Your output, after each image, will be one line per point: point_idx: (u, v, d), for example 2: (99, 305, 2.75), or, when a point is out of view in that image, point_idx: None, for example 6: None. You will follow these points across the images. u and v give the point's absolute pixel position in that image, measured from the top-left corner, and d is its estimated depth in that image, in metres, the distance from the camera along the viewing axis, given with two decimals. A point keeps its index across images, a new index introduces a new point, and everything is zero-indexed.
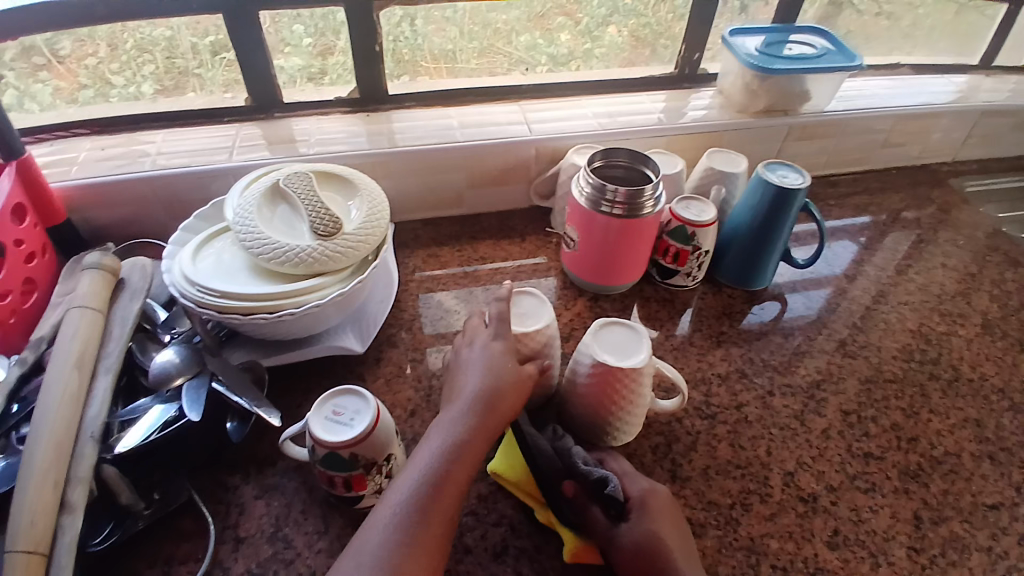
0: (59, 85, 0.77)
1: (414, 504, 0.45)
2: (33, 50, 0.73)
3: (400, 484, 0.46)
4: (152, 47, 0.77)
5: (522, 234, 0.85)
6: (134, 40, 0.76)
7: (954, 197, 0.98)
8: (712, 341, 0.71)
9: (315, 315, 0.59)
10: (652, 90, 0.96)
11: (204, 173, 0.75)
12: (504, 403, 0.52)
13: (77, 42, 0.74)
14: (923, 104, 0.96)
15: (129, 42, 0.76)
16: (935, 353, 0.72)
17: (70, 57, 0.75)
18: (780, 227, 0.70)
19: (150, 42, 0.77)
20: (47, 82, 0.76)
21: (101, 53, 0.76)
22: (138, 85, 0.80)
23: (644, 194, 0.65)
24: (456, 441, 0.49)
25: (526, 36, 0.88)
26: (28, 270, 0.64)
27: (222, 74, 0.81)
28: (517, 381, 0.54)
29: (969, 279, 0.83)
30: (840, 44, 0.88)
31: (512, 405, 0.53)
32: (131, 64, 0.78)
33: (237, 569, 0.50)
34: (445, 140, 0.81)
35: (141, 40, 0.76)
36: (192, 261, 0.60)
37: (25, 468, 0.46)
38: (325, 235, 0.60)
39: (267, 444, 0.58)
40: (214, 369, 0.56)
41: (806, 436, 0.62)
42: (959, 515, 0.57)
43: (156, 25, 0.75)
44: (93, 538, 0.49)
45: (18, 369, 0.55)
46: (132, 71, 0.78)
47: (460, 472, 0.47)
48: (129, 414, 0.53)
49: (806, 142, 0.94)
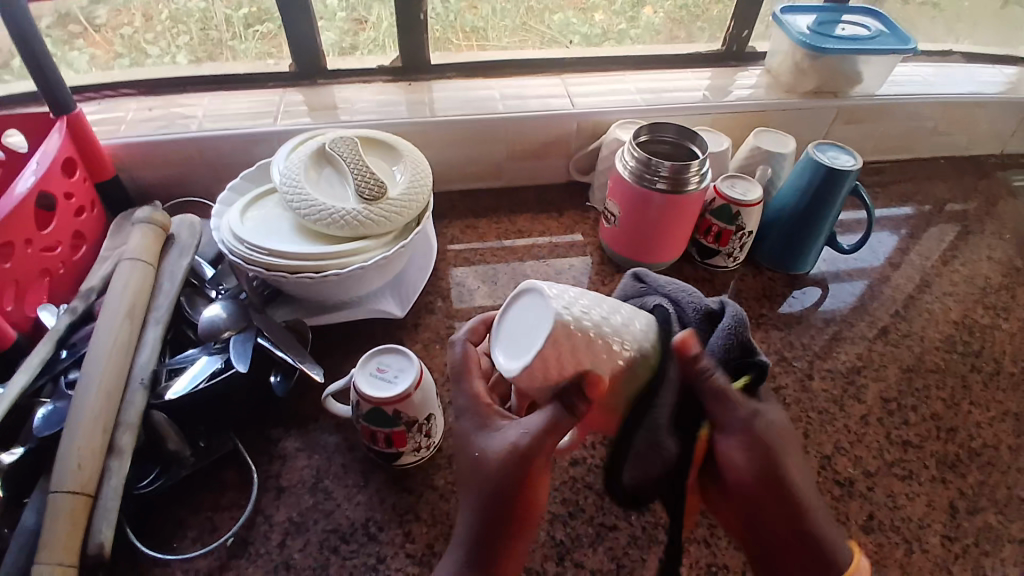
0: (95, 53, 0.80)
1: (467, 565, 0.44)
2: (69, 18, 0.77)
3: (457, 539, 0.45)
4: (187, 19, 0.80)
5: (559, 209, 0.84)
6: (169, 11, 0.79)
7: (1002, 189, 0.95)
8: (750, 322, 0.70)
9: (357, 277, 0.60)
10: (697, 68, 0.94)
11: (250, 136, 0.76)
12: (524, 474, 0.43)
13: (113, 11, 0.78)
14: (974, 93, 0.93)
15: (164, 13, 0.79)
16: (978, 346, 0.70)
17: (105, 26, 0.78)
18: (826, 209, 0.69)
19: (184, 13, 0.80)
20: (83, 50, 0.79)
21: (137, 23, 0.79)
22: (172, 55, 0.82)
23: (690, 168, 0.64)
24: (487, 512, 0.44)
25: (560, 15, 0.87)
26: (76, 223, 0.66)
27: (255, 47, 0.83)
28: (515, 448, 0.42)
29: (1015, 273, 0.80)
30: (894, 26, 0.85)
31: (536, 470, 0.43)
32: (166, 35, 0.80)
33: (278, 517, 0.52)
34: (485, 111, 0.80)
35: (175, 11, 0.79)
36: (240, 219, 0.61)
37: (76, 411, 0.48)
38: (371, 199, 0.60)
39: (308, 401, 0.60)
40: (260, 325, 0.57)
41: (844, 421, 0.61)
42: (995, 506, 0.56)
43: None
44: (140, 481, 0.51)
45: (68, 317, 0.56)
46: (167, 41, 0.81)
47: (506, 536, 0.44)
48: (178, 363, 0.55)
49: (853, 127, 0.91)
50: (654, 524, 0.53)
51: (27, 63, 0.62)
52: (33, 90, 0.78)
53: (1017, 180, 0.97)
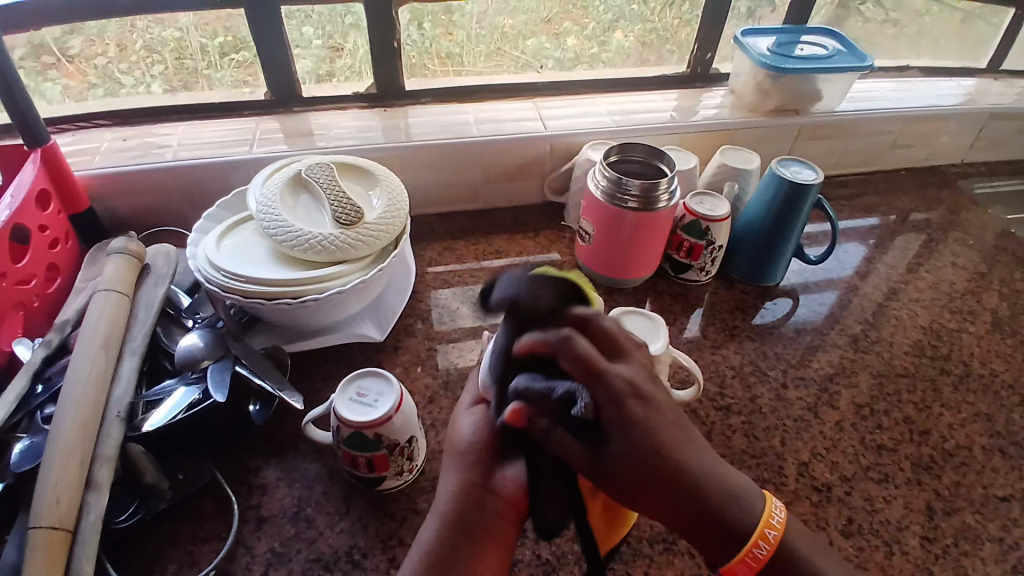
0: (69, 84, 0.79)
1: (435, 541, 0.44)
2: (43, 48, 0.75)
3: (428, 520, 0.46)
4: (161, 48, 0.80)
5: (537, 229, 0.86)
6: (144, 41, 0.79)
7: (963, 198, 0.98)
8: (725, 334, 0.72)
9: (336, 301, 0.60)
10: (665, 89, 0.97)
11: (226, 165, 0.76)
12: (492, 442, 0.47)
13: (86, 42, 0.77)
14: (931, 106, 0.97)
15: (139, 43, 0.79)
16: (946, 349, 0.72)
17: (78, 57, 0.78)
18: (792, 223, 0.71)
19: (159, 43, 0.79)
20: (56, 81, 0.79)
21: (110, 53, 0.79)
22: (147, 84, 0.83)
23: (660, 187, 0.66)
24: (463, 483, 0.46)
25: (533, 41, 0.90)
26: (51, 255, 0.65)
27: (231, 75, 0.83)
28: (480, 423, 0.48)
29: (978, 278, 0.83)
30: (851, 45, 0.89)
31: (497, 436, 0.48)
32: (140, 64, 0.80)
33: (259, 547, 0.51)
34: (461, 135, 0.82)
35: (149, 40, 0.79)
36: (217, 247, 0.61)
37: (51, 446, 0.47)
38: (348, 224, 0.61)
39: (288, 428, 0.59)
40: (238, 353, 0.57)
41: (820, 428, 0.63)
42: (970, 506, 0.58)
43: (165, 25, 0.78)
44: (120, 515, 0.50)
45: (41, 351, 0.55)
46: (141, 71, 0.81)
47: (484, 509, 0.45)
48: (155, 395, 0.54)
49: (818, 142, 0.95)
50: (638, 538, 0.53)
51: (3, 99, 0.62)
52: (5, 123, 0.78)
53: (977, 189, 1.01)
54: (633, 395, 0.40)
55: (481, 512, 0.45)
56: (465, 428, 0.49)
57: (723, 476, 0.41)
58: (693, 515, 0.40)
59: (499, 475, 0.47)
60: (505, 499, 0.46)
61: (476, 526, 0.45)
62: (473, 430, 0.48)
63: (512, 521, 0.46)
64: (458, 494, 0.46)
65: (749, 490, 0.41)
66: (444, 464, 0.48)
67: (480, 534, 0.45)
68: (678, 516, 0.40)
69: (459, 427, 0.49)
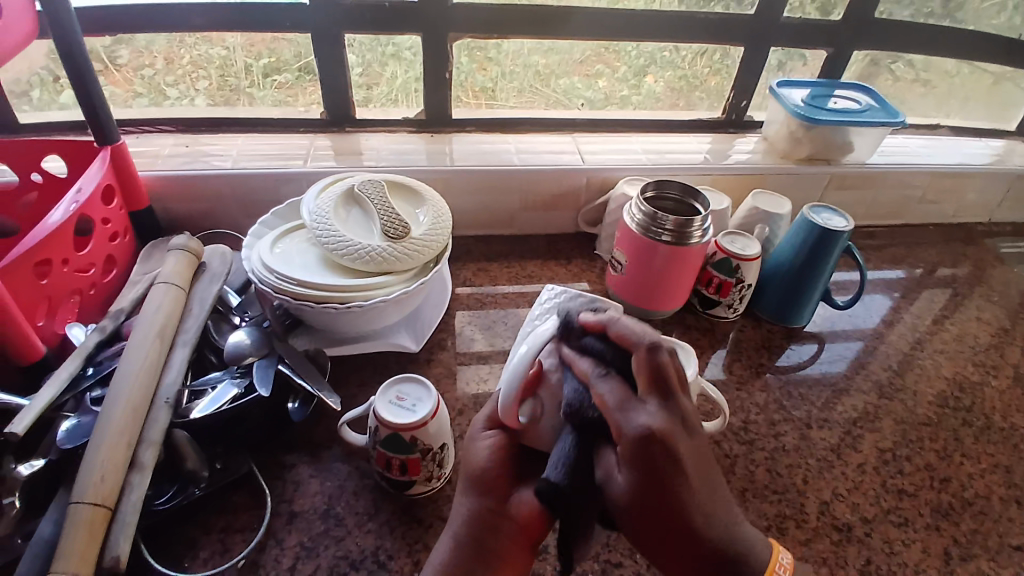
0: (115, 91, 0.84)
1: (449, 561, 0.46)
2: (91, 56, 0.80)
3: (443, 538, 0.48)
4: (208, 65, 0.85)
5: (568, 257, 0.89)
6: (191, 57, 0.83)
7: (989, 255, 1.00)
8: (751, 371, 0.73)
9: (378, 309, 0.63)
10: (698, 133, 1.00)
11: (279, 176, 0.80)
12: (498, 477, 0.48)
13: (136, 53, 0.82)
14: (960, 164, 1.00)
15: (187, 58, 0.84)
16: (969, 401, 0.73)
17: (127, 66, 0.82)
18: (819, 267, 0.73)
19: (206, 60, 0.84)
20: (105, 87, 0.83)
21: (159, 66, 0.83)
22: (192, 97, 0.87)
23: (693, 224, 0.68)
24: (474, 484, 0.48)
25: (566, 80, 0.94)
26: (110, 248, 0.69)
27: (272, 94, 0.89)
28: (492, 450, 0.49)
29: (1003, 333, 0.84)
30: (884, 101, 0.91)
31: (501, 468, 0.48)
32: (187, 78, 0.85)
33: (290, 541, 0.53)
34: (500, 163, 0.86)
35: (197, 56, 0.84)
36: (270, 250, 0.64)
37: (102, 426, 0.49)
38: (395, 237, 0.64)
39: (323, 429, 0.62)
40: (282, 352, 0.60)
41: (843, 468, 0.63)
42: (987, 553, 0.58)
43: (213, 44, 0.83)
44: (158, 498, 0.52)
45: (97, 336, 0.58)
46: (187, 84, 0.86)
47: (503, 525, 0.46)
48: (200, 385, 0.57)
49: (846, 192, 0.97)
50: None
51: (81, 97, 0.67)
52: (72, 124, 0.84)
53: (1004, 247, 1.02)
54: (656, 444, 0.40)
55: (493, 539, 0.46)
56: (477, 454, 0.49)
57: (731, 526, 0.42)
58: (693, 551, 0.40)
59: (513, 501, 0.47)
60: (519, 525, 0.46)
61: (488, 551, 0.46)
62: (486, 457, 0.49)
63: (523, 547, 0.46)
64: (470, 519, 0.47)
65: (757, 540, 0.42)
66: (459, 488, 0.49)
67: (507, 551, 0.46)
68: (647, 539, 0.41)
69: (474, 448, 0.50)
